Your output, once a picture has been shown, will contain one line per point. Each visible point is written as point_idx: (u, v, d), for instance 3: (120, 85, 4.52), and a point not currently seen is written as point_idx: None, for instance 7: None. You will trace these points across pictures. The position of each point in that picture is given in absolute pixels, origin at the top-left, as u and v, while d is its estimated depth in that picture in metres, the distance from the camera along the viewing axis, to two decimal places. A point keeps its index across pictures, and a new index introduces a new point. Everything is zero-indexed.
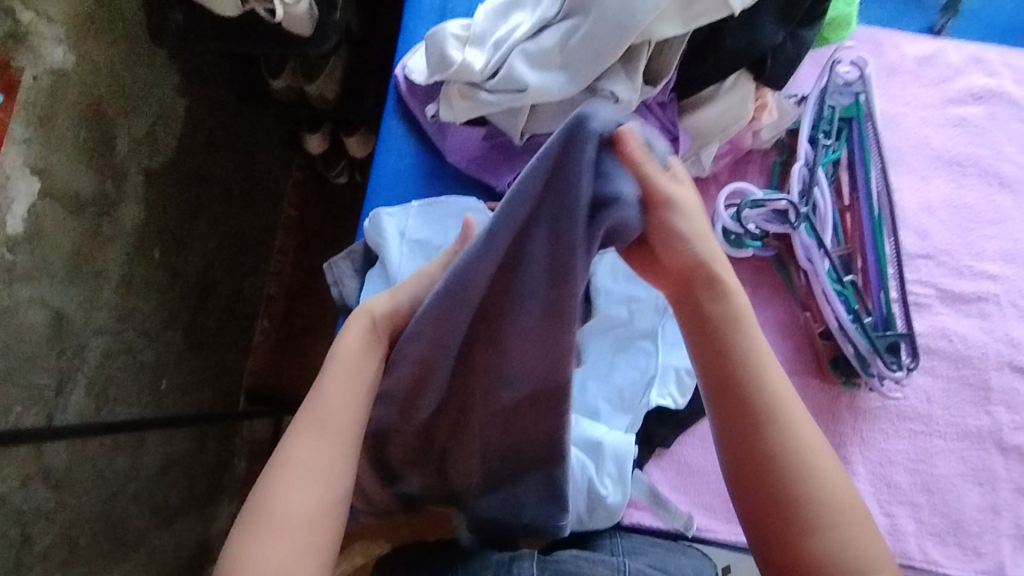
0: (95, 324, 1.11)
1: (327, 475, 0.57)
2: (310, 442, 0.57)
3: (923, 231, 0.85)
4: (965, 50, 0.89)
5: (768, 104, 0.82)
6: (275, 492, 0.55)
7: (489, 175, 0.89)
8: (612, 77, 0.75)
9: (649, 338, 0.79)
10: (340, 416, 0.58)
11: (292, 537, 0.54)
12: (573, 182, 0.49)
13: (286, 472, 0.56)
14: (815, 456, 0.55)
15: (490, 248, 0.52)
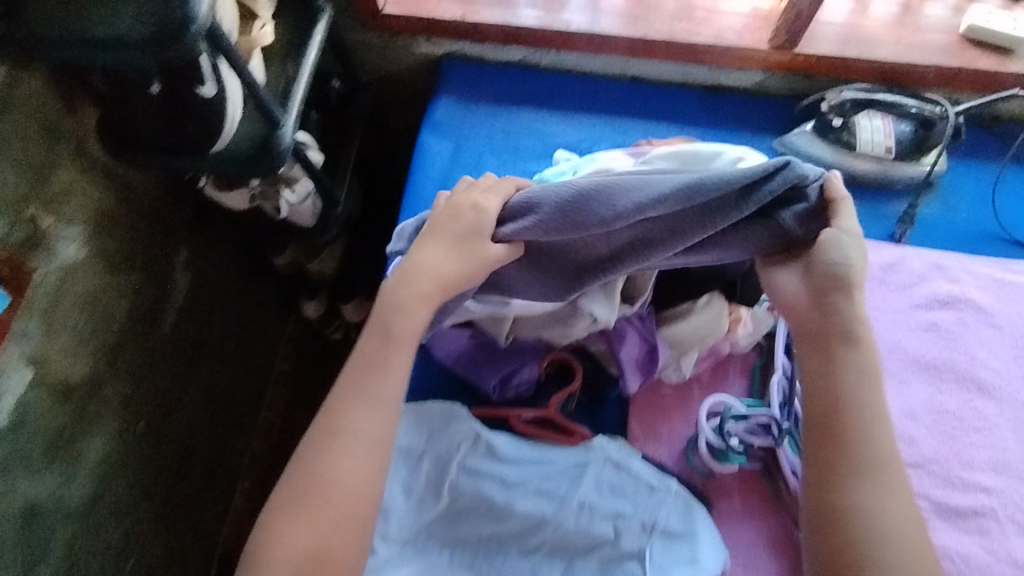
0: (65, 510, 1.07)
1: (359, 464, 0.69)
2: (352, 416, 0.71)
3: (909, 438, 0.84)
4: (926, 257, 0.94)
5: (742, 318, 0.85)
6: (310, 491, 0.67)
7: (474, 375, 0.88)
8: (592, 298, 0.79)
9: (637, 560, 0.75)
10: (372, 418, 0.71)
11: (335, 507, 0.67)
12: (775, 182, 0.70)
13: (342, 441, 0.70)
14: (893, 496, 0.65)
15: (713, 179, 0.68)
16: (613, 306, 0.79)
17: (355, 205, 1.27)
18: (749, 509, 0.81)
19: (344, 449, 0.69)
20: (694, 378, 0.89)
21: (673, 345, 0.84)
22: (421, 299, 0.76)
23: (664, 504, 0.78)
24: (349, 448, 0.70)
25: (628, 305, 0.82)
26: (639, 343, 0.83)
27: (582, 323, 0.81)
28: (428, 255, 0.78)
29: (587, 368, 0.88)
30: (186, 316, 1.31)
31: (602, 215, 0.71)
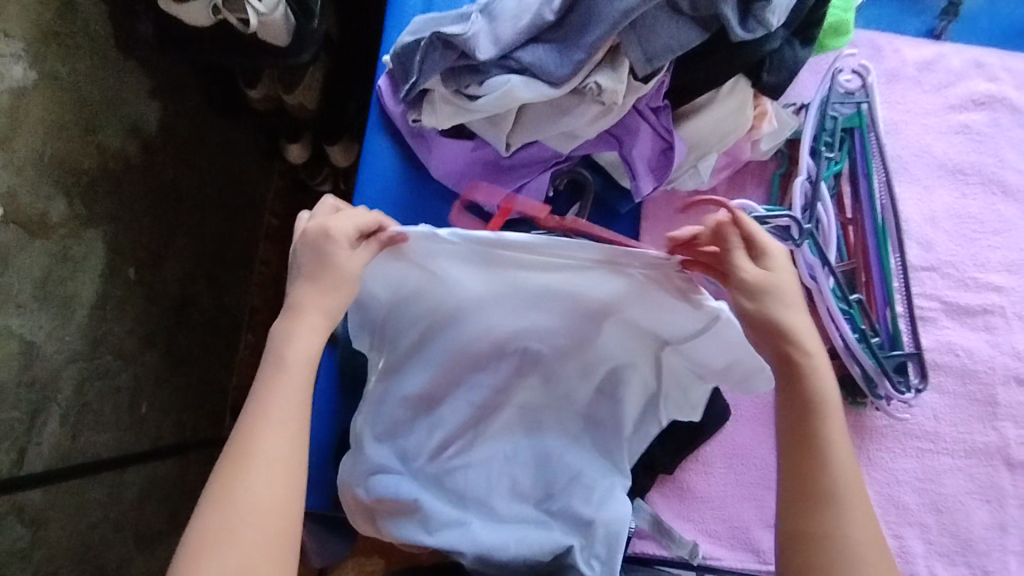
0: (68, 351, 1.07)
1: (291, 417, 0.59)
2: (295, 341, 0.61)
3: (927, 242, 0.83)
4: (966, 54, 0.87)
5: (769, 112, 0.76)
6: (249, 453, 0.56)
7: (479, 192, 0.84)
8: (597, 72, 0.71)
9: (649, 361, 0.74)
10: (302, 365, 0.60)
11: (270, 460, 0.57)
12: None
13: (277, 372, 0.60)
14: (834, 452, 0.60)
15: None
16: (621, 78, 0.70)
17: (332, 27, 1.13)
18: None
19: (289, 384, 0.59)
20: (711, 190, 0.85)
21: (691, 146, 0.77)
22: (323, 277, 0.62)
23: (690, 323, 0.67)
24: (288, 397, 0.59)
25: (640, 85, 0.71)
26: (653, 139, 0.75)
27: (591, 107, 0.74)
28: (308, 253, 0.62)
29: (598, 184, 0.83)
30: (160, 157, 1.22)
31: None
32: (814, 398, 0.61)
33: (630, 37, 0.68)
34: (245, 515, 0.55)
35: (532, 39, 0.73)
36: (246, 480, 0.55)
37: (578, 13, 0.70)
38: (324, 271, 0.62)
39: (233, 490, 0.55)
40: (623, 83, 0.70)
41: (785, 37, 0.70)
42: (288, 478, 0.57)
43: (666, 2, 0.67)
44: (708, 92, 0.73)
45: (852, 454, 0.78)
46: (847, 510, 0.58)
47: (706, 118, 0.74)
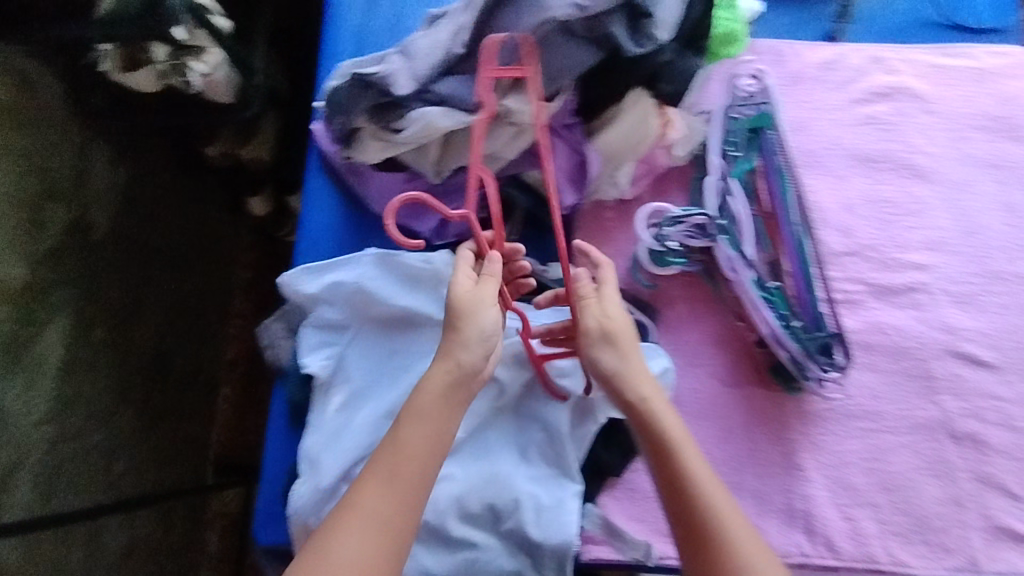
0: (35, 415, 1.09)
1: (427, 446, 0.65)
2: (424, 392, 0.66)
3: (847, 229, 0.86)
4: (864, 51, 0.92)
5: (674, 119, 0.81)
6: (372, 478, 0.63)
7: (412, 219, 0.87)
8: (506, 96, 0.76)
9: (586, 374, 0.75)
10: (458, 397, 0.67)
11: (371, 520, 0.61)
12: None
13: (399, 425, 0.66)
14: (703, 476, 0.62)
15: None
16: (527, 99, 0.75)
17: (279, 82, 1.20)
18: (695, 312, 0.84)
19: (414, 436, 0.65)
20: (637, 197, 0.88)
21: (607, 158, 0.80)
22: (465, 314, 0.68)
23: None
24: (423, 426, 0.65)
25: (547, 104, 0.76)
26: (569, 154, 0.79)
27: (506, 129, 0.78)
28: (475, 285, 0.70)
29: (527, 201, 0.86)
30: (123, 218, 1.26)
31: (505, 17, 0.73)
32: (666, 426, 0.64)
33: (531, 62, 0.74)
34: (366, 526, 0.61)
35: (445, 72, 0.78)
36: (351, 530, 0.61)
37: (483, 44, 0.75)
38: (470, 312, 0.68)
39: (358, 507, 0.62)
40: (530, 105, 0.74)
41: (676, 49, 0.75)
42: (406, 499, 0.63)
43: (561, 27, 0.72)
44: (613, 106, 0.78)
45: (796, 441, 0.80)
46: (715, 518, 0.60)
47: (617, 129, 0.78)
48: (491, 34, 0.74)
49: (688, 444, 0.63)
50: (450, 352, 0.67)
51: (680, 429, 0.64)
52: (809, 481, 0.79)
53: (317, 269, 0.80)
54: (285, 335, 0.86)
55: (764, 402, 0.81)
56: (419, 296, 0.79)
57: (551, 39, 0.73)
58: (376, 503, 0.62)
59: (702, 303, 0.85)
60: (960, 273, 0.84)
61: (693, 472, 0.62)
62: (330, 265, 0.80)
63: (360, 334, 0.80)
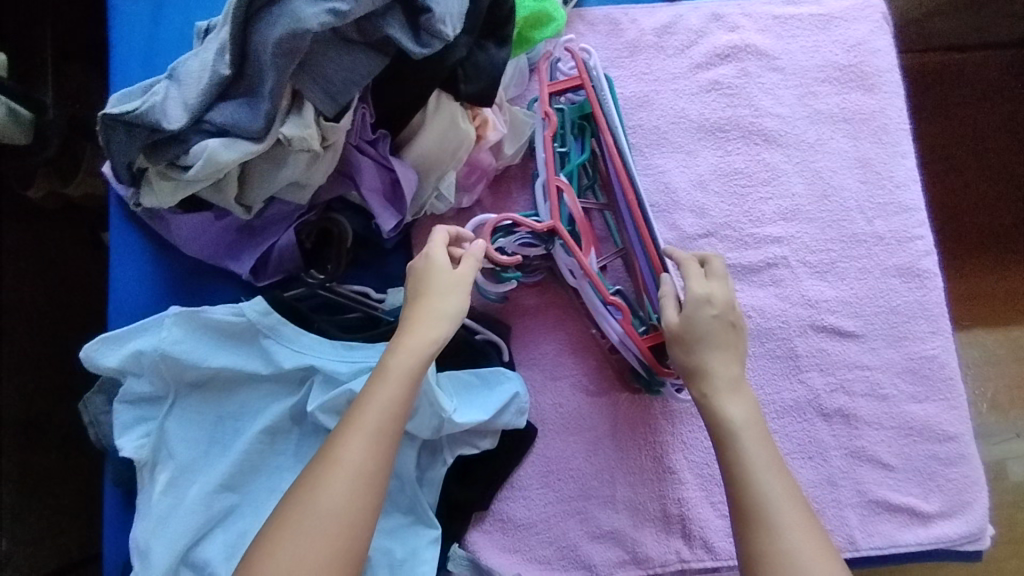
0: None
1: (383, 427, 0.59)
2: (389, 369, 0.61)
3: (699, 209, 0.81)
4: (703, 10, 0.85)
5: (491, 119, 0.73)
6: (327, 474, 0.56)
7: (230, 260, 0.79)
8: (284, 121, 0.66)
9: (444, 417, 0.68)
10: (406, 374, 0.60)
11: (326, 527, 0.55)
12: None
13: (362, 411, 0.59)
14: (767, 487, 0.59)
15: None
16: (307, 121, 0.65)
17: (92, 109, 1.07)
18: (550, 320, 0.79)
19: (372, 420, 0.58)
20: (476, 203, 0.81)
21: (423, 170, 0.73)
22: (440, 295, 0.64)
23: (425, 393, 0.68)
24: (379, 412, 0.59)
25: (335, 123, 0.67)
26: (378, 171, 0.72)
27: (298, 155, 0.69)
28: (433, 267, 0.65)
29: (355, 224, 0.78)
30: None
31: (263, 30, 0.63)
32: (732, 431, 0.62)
33: (302, 78, 0.64)
34: (314, 527, 0.55)
35: (218, 98, 0.68)
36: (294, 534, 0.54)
37: (249, 63, 0.66)
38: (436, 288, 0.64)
39: (309, 506, 0.56)
40: (310, 126, 0.65)
41: (471, 43, 0.67)
42: (365, 494, 0.57)
43: (328, 36, 0.63)
44: (418, 113, 0.70)
45: (665, 443, 0.76)
46: (781, 539, 0.56)
47: (426, 138, 0.71)
48: (253, 50, 0.65)
49: (762, 451, 0.60)
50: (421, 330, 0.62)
51: (756, 435, 0.61)
52: (683, 482, 0.75)
53: (114, 337, 0.71)
54: (107, 409, 0.77)
55: (630, 407, 0.77)
56: (238, 351, 0.72)
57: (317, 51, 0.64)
58: (331, 504, 0.56)
59: (558, 309, 0.79)
60: (817, 241, 0.80)
61: (768, 488, 0.58)
62: (128, 331, 0.71)
63: (181, 400, 0.72)
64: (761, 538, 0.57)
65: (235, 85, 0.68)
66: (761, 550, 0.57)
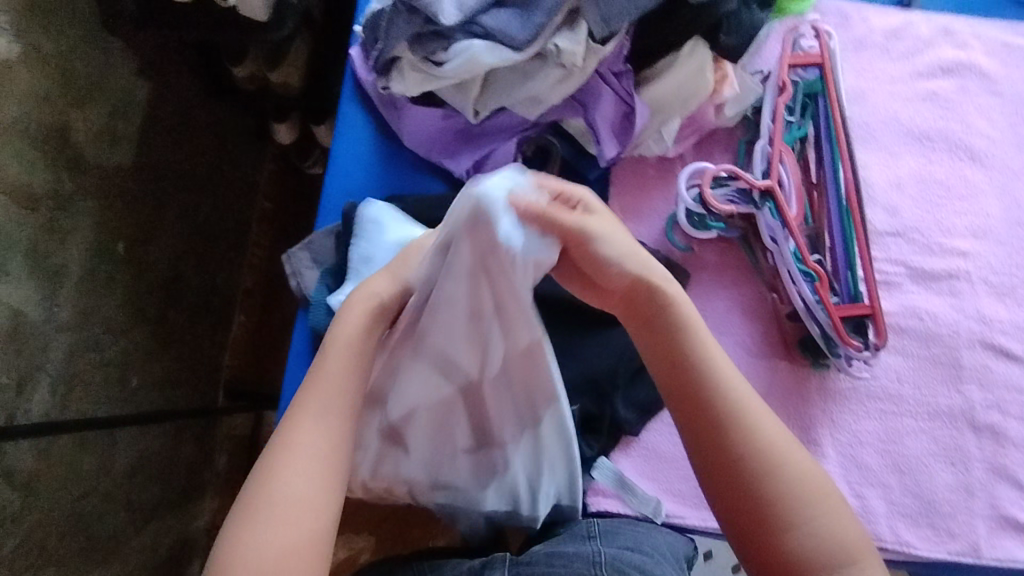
0: (58, 320, 1.09)
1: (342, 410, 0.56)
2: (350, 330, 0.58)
3: (893, 208, 0.83)
4: (934, 22, 0.87)
5: (729, 76, 0.78)
6: (285, 460, 0.53)
7: (449, 158, 0.86)
8: (556, 35, 0.72)
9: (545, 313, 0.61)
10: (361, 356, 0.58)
11: (290, 513, 0.51)
12: None
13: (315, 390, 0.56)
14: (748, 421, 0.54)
15: None
16: (578, 39, 0.72)
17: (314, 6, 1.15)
18: (727, 279, 0.83)
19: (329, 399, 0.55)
20: (680, 156, 0.85)
21: (654, 109, 0.79)
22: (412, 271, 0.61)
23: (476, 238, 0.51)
24: (334, 389, 0.56)
25: (600, 47, 0.73)
26: (615, 102, 0.78)
27: (556, 70, 0.75)
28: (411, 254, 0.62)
29: (566, 150, 0.84)
30: (150, 133, 1.24)
31: None
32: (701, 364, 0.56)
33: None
34: (284, 518, 0.51)
35: (495, 4, 0.74)
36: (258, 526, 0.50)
37: None
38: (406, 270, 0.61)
39: (267, 494, 0.52)
40: (582, 44, 0.71)
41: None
42: (329, 471, 0.54)
43: None
44: (667, 56, 0.75)
45: (816, 416, 0.79)
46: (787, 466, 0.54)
47: (668, 80, 0.77)
48: None
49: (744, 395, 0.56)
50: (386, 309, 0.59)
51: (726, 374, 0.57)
52: (825, 457, 0.78)
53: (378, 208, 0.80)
54: (310, 266, 0.85)
55: (788, 376, 0.80)
56: None
57: None
58: (292, 487, 0.52)
59: (735, 271, 0.83)
60: (1002, 264, 0.82)
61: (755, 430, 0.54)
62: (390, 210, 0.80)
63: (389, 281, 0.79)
64: (752, 486, 0.53)
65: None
66: (757, 501, 0.53)
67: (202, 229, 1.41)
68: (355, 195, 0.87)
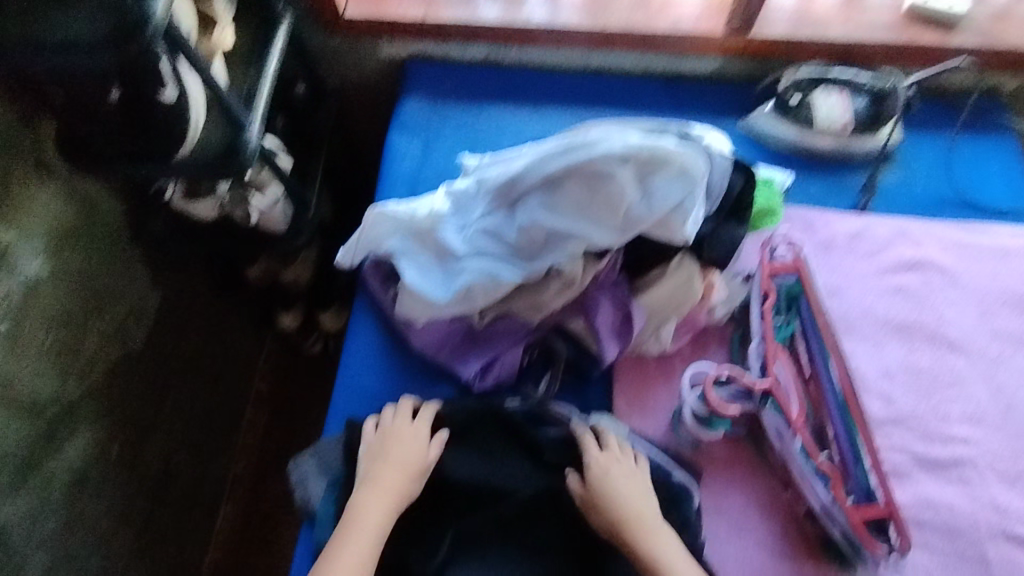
0: (37, 537, 1.03)
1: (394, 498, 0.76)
2: (385, 472, 0.77)
3: (887, 396, 0.87)
4: (890, 224, 0.98)
5: (717, 284, 0.84)
6: (350, 535, 0.73)
7: (456, 362, 0.87)
8: (551, 256, 0.78)
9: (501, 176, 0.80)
10: (409, 466, 0.78)
11: None
12: None
13: (364, 503, 0.75)
14: None
15: None
16: (576, 257, 0.78)
17: (326, 214, 1.26)
18: (737, 475, 0.83)
19: (371, 521, 0.74)
20: (677, 351, 0.89)
21: (651, 314, 0.84)
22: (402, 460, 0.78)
23: (650, 145, 0.72)
24: (377, 512, 0.74)
25: (596, 262, 0.80)
26: (615, 308, 0.83)
27: (555, 287, 0.81)
28: (381, 451, 0.79)
29: (570, 350, 0.88)
30: (158, 334, 1.26)
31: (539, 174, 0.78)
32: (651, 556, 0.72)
33: (573, 222, 0.76)
34: None
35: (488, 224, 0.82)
36: None
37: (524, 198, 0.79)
38: (393, 455, 0.78)
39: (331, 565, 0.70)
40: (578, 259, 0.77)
41: (715, 223, 0.82)
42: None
43: (597, 187, 0.75)
44: (658, 268, 0.82)
45: None
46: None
47: (662, 287, 0.82)
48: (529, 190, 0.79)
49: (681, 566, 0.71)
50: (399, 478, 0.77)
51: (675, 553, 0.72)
52: None
53: (425, 243, 0.85)
54: (316, 475, 0.85)
55: None
56: (435, 277, 0.83)
57: (592, 202, 0.75)
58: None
59: (745, 466, 0.83)
60: (1005, 450, 0.83)
61: None
62: (430, 208, 0.85)
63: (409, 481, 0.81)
64: None
65: (509, 212, 0.81)
66: None
67: (200, 422, 1.42)
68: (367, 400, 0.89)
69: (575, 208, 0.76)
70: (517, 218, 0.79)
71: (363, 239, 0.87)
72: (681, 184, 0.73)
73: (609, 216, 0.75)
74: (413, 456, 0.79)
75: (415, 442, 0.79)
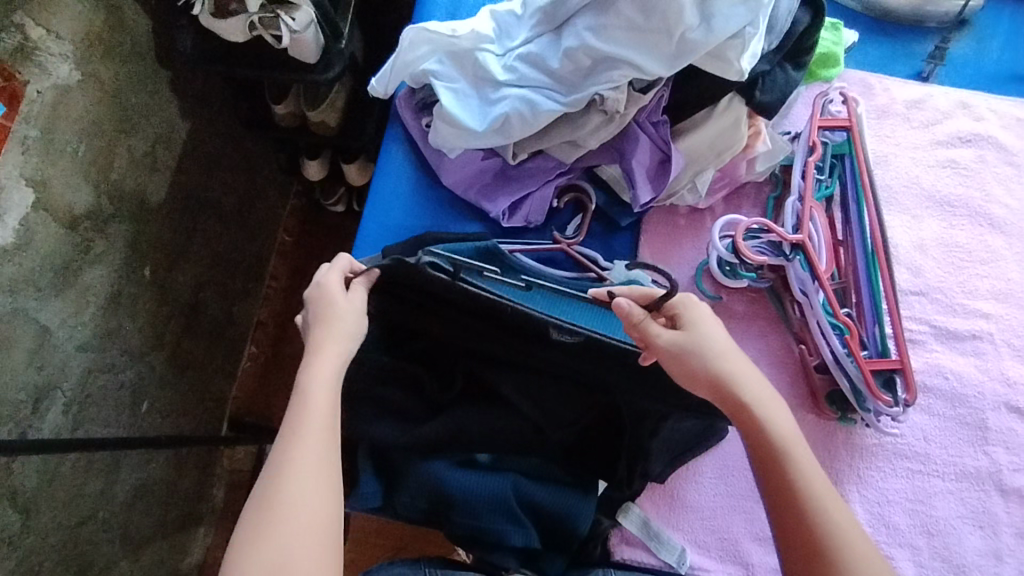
0: (78, 339, 1.06)
1: (337, 358, 0.62)
2: (327, 326, 0.63)
3: (916, 268, 0.85)
4: (952, 96, 0.92)
5: (763, 132, 0.83)
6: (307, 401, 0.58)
7: (486, 200, 0.86)
8: (597, 85, 0.75)
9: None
10: (346, 320, 0.64)
11: (315, 470, 0.55)
12: None
13: (314, 362, 0.61)
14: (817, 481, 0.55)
15: None
16: (622, 88, 0.75)
17: (357, 52, 1.20)
18: (755, 329, 0.84)
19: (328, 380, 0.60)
20: (709, 208, 0.89)
21: (689, 160, 0.83)
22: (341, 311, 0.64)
23: None
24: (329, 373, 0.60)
25: (639, 96, 0.77)
26: (652, 149, 0.81)
27: (595, 120, 0.79)
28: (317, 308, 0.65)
29: (601, 198, 0.87)
30: (186, 164, 1.25)
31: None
32: (773, 432, 0.58)
33: (625, 48, 0.73)
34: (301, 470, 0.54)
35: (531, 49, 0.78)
36: (293, 474, 0.54)
37: (572, 22, 0.76)
38: (322, 308, 0.65)
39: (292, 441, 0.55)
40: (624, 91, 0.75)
41: (775, 60, 0.79)
42: (325, 548, 0.52)
43: (655, 10, 0.71)
44: (704, 110, 0.81)
45: (843, 471, 0.78)
46: (774, 422, 0.58)
47: (705, 131, 0.81)
48: (579, 13, 0.75)
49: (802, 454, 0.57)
50: (343, 326, 0.64)
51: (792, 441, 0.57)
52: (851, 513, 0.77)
53: (462, 68, 0.81)
54: None
55: (815, 428, 0.81)
56: (470, 104, 0.79)
57: (647, 26, 0.72)
58: (299, 484, 0.53)
59: (762, 322, 0.85)
60: None
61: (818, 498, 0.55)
62: (471, 30, 0.81)
63: None
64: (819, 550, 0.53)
65: (554, 37, 0.77)
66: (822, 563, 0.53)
67: (230, 260, 1.43)
68: (395, 230, 0.87)
69: (628, 32, 0.73)
70: (564, 40, 0.75)
71: (398, 64, 0.82)
72: (744, 11, 0.70)
73: (667, 43, 0.72)
74: (344, 304, 0.65)
75: (345, 297, 0.66)
